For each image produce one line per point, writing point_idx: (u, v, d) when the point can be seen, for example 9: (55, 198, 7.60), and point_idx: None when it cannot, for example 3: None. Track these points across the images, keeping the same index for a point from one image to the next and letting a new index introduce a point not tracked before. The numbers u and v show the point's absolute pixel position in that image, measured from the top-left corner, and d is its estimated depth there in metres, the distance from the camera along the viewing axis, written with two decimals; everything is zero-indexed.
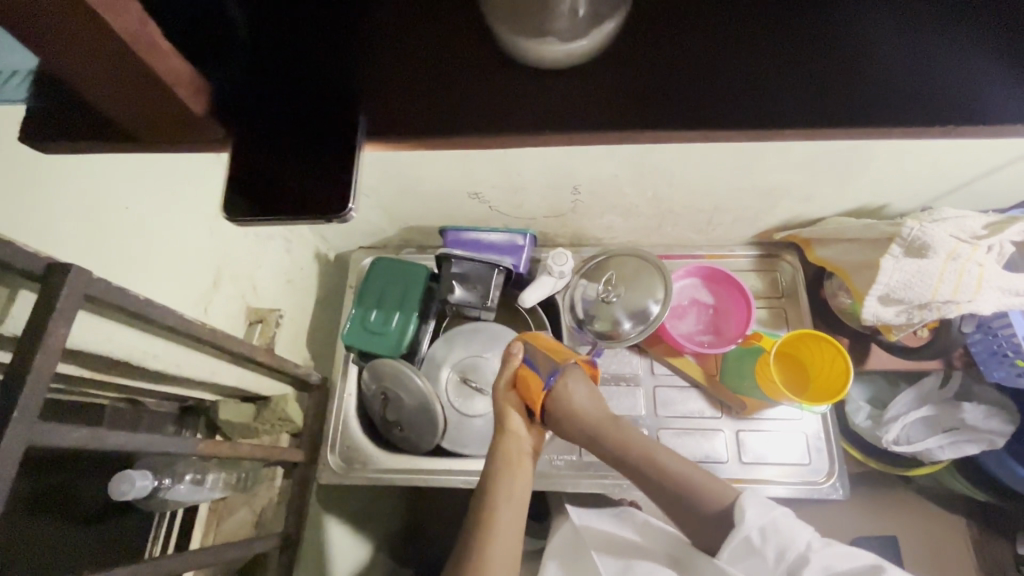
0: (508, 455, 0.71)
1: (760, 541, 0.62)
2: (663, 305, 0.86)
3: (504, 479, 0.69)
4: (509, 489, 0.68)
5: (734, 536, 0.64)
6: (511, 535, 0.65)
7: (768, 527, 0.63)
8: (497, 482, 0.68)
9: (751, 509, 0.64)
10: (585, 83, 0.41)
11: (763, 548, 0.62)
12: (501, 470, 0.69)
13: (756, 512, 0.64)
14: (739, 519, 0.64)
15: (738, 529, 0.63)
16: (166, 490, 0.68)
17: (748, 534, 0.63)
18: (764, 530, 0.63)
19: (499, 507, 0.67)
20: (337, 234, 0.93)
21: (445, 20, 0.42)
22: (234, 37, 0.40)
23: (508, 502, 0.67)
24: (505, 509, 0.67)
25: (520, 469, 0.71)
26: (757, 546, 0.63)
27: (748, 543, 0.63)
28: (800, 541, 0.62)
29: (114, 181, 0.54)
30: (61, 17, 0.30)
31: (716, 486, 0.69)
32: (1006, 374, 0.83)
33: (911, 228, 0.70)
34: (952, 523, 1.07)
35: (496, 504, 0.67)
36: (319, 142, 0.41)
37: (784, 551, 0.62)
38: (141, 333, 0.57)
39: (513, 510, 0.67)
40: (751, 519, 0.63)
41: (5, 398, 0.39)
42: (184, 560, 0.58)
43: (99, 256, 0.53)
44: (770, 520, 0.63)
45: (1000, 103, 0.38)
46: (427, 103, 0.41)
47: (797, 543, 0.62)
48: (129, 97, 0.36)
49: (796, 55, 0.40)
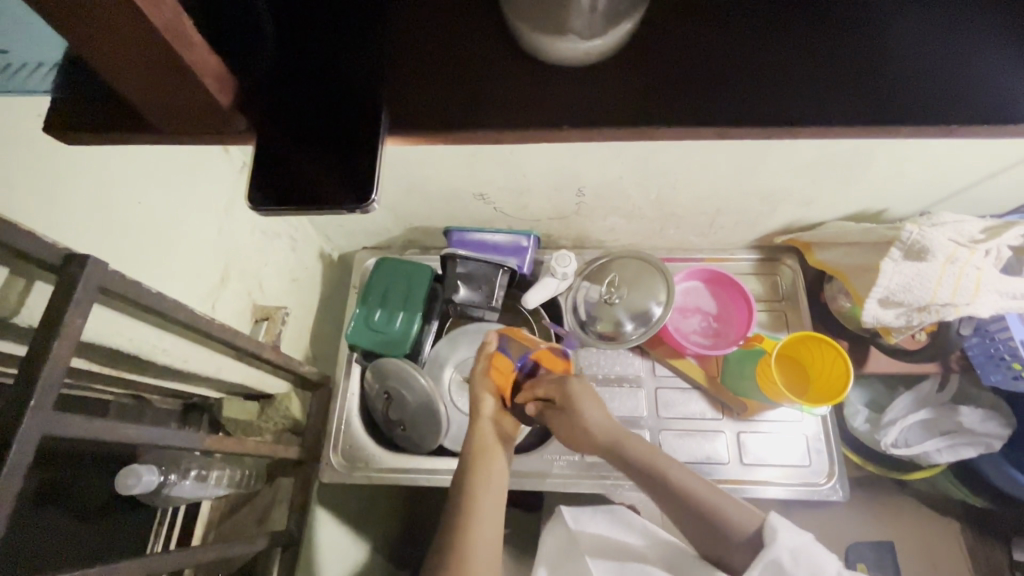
0: (486, 443, 0.75)
1: (792, 564, 0.58)
2: (665, 306, 0.88)
3: (484, 467, 0.71)
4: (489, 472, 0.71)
5: (765, 558, 0.59)
6: (491, 519, 0.66)
7: (801, 551, 0.59)
8: (478, 467, 0.71)
9: (783, 530, 0.60)
10: (600, 83, 0.43)
11: (796, 573, 0.58)
12: (483, 454, 0.73)
13: (789, 534, 0.60)
14: (771, 538, 0.60)
15: (768, 549, 0.59)
16: (172, 487, 0.68)
17: (779, 557, 0.59)
18: (796, 555, 0.58)
19: (478, 497, 0.68)
20: (342, 234, 0.94)
21: (465, 20, 0.44)
22: (258, 35, 0.42)
23: (489, 489, 0.69)
24: (488, 495, 0.69)
25: (499, 455, 0.74)
26: (788, 570, 0.58)
27: (777, 567, 0.59)
28: (829, 570, 0.59)
29: (130, 175, 0.55)
30: (99, 9, 0.31)
31: (733, 506, 0.65)
32: (1002, 378, 0.84)
33: (911, 232, 0.71)
34: (949, 529, 1.07)
35: (477, 489, 0.69)
36: (339, 137, 0.42)
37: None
38: (152, 327, 0.57)
39: (494, 498, 0.69)
40: (782, 541, 0.59)
41: (21, 386, 0.39)
42: (190, 556, 0.58)
43: (114, 248, 0.54)
44: (802, 544, 0.59)
45: (995, 106, 0.41)
46: (447, 101, 0.43)
47: (826, 570, 0.58)
48: (158, 89, 0.38)
49: (801, 59, 0.42)
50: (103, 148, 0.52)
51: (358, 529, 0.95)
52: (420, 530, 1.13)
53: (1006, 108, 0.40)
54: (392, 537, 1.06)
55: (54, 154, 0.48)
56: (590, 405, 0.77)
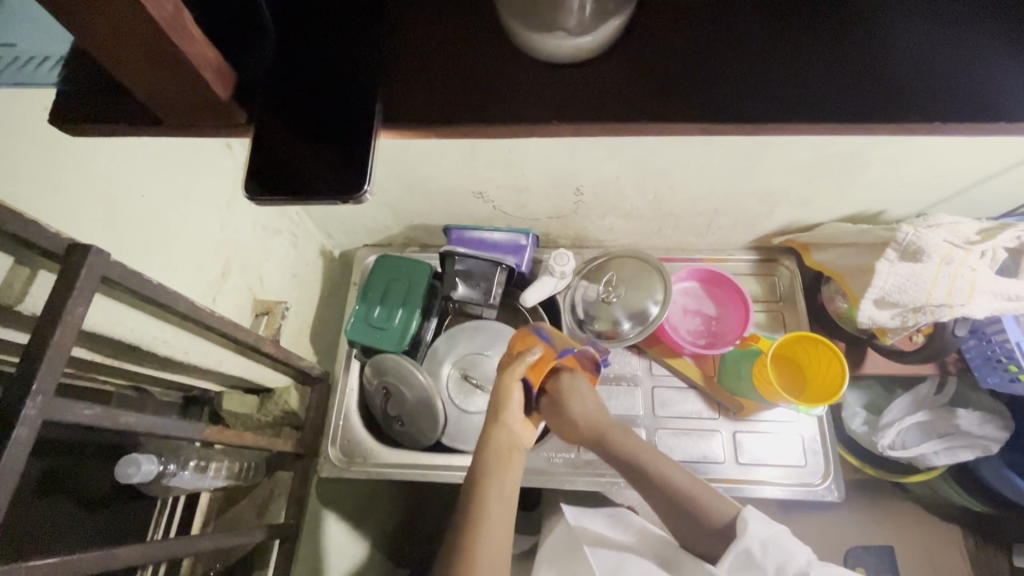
0: (501, 452, 0.66)
1: (760, 554, 0.63)
2: (662, 306, 0.88)
3: (495, 480, 0.63)
4: (503, 482, 0.64)
5: (734, 548, 0.64)
6: (499, 533, 0.60)
7: (769, 542, 0.63)
8: (488, 477, 0.63)
9: (753, 521, 0.64)
10: (590, 82, 0.44)
11: (763, 561, 0.63)
12: (493, 464, 0.65)
13: (759, 526, 0.64)
14: (742, 530, 0.64)
15: (739, 541, 0.64)
16: (171, 477, 0.71)
17: (749, 548, 0.63)
18: (766, 546, 0.63)
19: (489, 502, 0.62)
20: (343, 231, 0.95)
21: (461, 21, 0.46)
22: (268, 34, 0.44)
23: (499, 502, 0.62)
24: (493, 512, 0.61)
25: (512, 466, 0.66)
26: (758, 560, 0.63)
27: (747, 556, 0.64)
28: (798, 558, 0.63)
29: (135, 171, 0.57)
30: (105, 8, 0.32)
31: (716, 499, 0.69)
32: (999, 380, 0.84)
33: (906, 233, 0.71)
34: (949, 534, 1.06)
35: (488, 496, 0.62)
36: (336, 130, 0.42)
37: (783, 566, 0.62)
38: (154, 319, 0.58)
39: (503, 514, 0.62)
40: (752, 533, 0.64)
41: (23, 372, 0.40)
42: (187, 543, 0.59)
43: (117, 238, 0.55)
44: (771, 534, 0.64)
45: (981, 105, 0.41)
46: (444, 98, 0.44)
47: (794, 559, 0.63)
48: (162, 84, 0.39)
49: (789, 56, 0.43)
50: (107, 141, 0.53)
51: (356, 525, 0.95)
52: (417, 528, 1.13)
53: (992, 108, 0.41)
54: (390, 535, 1.07)
55: (58, 145, 0.49)
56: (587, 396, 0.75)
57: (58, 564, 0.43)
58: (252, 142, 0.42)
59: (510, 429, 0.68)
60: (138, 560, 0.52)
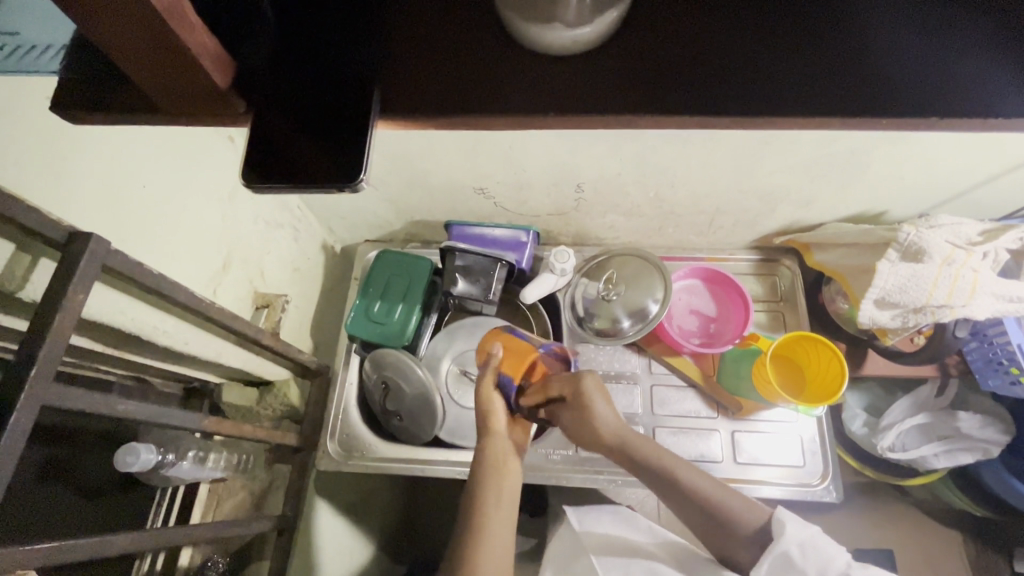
0: (494, 459, 0.68)
1: (799, 557, 0.59)
2: (662, 305, 0.87)
3: (491, 487, 0.65)
4: (501, 488, 0.65)
5: (774, 551, 0.60)
6: (499, 535, 0.61)
7: (808, 543, 0.60)
8: (483, 484, 0.66)
9: (790, 521, 0.61)
10: (588, 73, 0.44)
11: (804, 565, 0.59)
12: (489, 472, 0.67)
13: (796, 528, 0.61)
14: (778, 533, 0.61)
15: (777, 544, 0.60)
16: (169, 467, 0.72)
17: (787, 551, 0.60)
18: (804, 548, 0.60)
19: (487, 510, 0.63)
20: (344, 226, 0.95)
21: (459, 14, 0.46)
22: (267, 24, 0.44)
23: (497, 508, 0.64)
24: (493, 518, 0.63)
25: (507, 472, 0.67)
26: (798, 563, 0.59)
27: (786, 560, 0.60)
28: (839, 559, 0.60)
29: (136, 160, 0.57)
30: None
31: (742, 504, 0.66)
32: (1000, 383, 0.84)
33: (907, 233, 0.71)
34: (950, 539, 1.06)
35: (487, 506, 0.63)
36: (334, 122, 0.43)
37: (823, 568, 0.59)
38: (155, 308, 0.59)
39: (503, 519, 0.63)
40: (790, 535, 0.60)
41: (23, 358, 0.41)
42: (185, 533, 0.59)
43: (120, 228, 0.55)
44: (809, 536, 0.60)
45: (973, 101, 0.41)
46: (442, 90, 0.45)
47: (836, 562, 0.59)
48: (163, 72, 0.39)
49: (786, 52, 0.43)
50: (109, 130, 0.54)
51: (354, 520, 0.95)
52: (415, 525, 1.14)
53: (985, 105, 0.41)
54: (388, 530, 1.07)
55: (59, 133, 0.49)
56: (599, 401, 0.72)
57: (54, 549, 0.44)
58: (250, 132, 0.43)
59: (504, 436, 0.71)
60: (134, 548, 0.52)
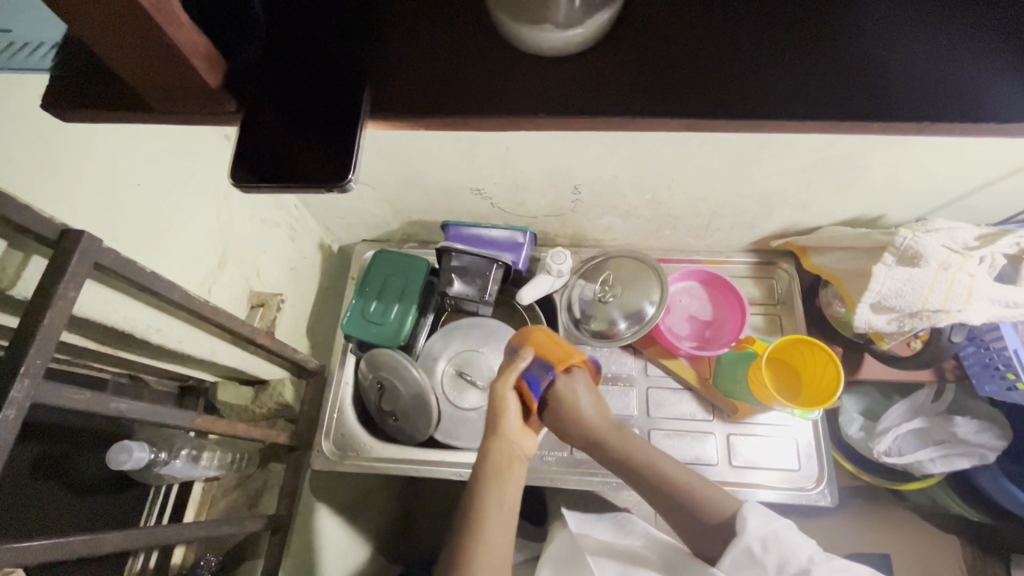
0: (499, 462, 0.66)
1: (761, 551, 0.61)
2: (658, 307, 0.88)
3: (493, 490, 0.63)
4: (503, 489, 0.64)
5: (735, 546, 0.63)
6: (497, 532, 0.61)
7: (769, 538, 0.62)
8: (486, 487, 0.64)
9: (752, 518, 0.63)
10: (582, 73, 0.45)
11: (764, 559, 0.61)
12: (492, 473, 0.65)
13: (758, 522, 0.63)
14: (741, 528, 0.63)
15: (738, 538, 0.63)
16: (161, 465, 0.72)
17: (749, 545, 0.62)
18: (766, 543, 0.62)
19: (488, 515, 0.61)
20: (341, 225, 0.95)
21: (453, 13, 0.46)
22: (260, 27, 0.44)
23: (499, 512, 0.62)
24: (491, 519, 0.62)
25: (510, 475, 0.66)
26: (759, 557, 0.61)
27: (749, 554, 0.62)
28: (802, 553, 0.61)
29: (128, 159, 0.57)
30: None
31: (717, 498, 0.68)
32: (997, 389, 0.83)
33: (904, 237, 0.70)
34: (947, 543, 1.05)
35: (488, 510, 0.62)
36: (326, 123, 0.43)
37: (784, 562, 0.60)
38: (148, 307, 0.59)
39: (502, 521, 0.62)
40: (751, 530, 0.62)
41: (13, 355, 0.41)
42: (177, 531, 0.59)
43: (113, 225, 0.55)
44: (771, 531, 0.62)
45: (962, 107, 0.42)
46: (435, 90, 0.45)
47: (798, 555, 0.61)
48: (153, 71, 0.40)
49: (781, 54, 0.43)
50: (104, 126, 0.54)
51: (349, 520, 0.95)
52: (411, 525, 1.14)
53: (974, 110, 0.41)
54: (384, 531, 1.06)
55: (53, 131, 0.49)
56: (584, 395, 0.74)
57: (43, 547, 0.43)
58: (242, 130, 0.43)
59: (511, 438, 0.68)
60: (125, 546, 0.52)
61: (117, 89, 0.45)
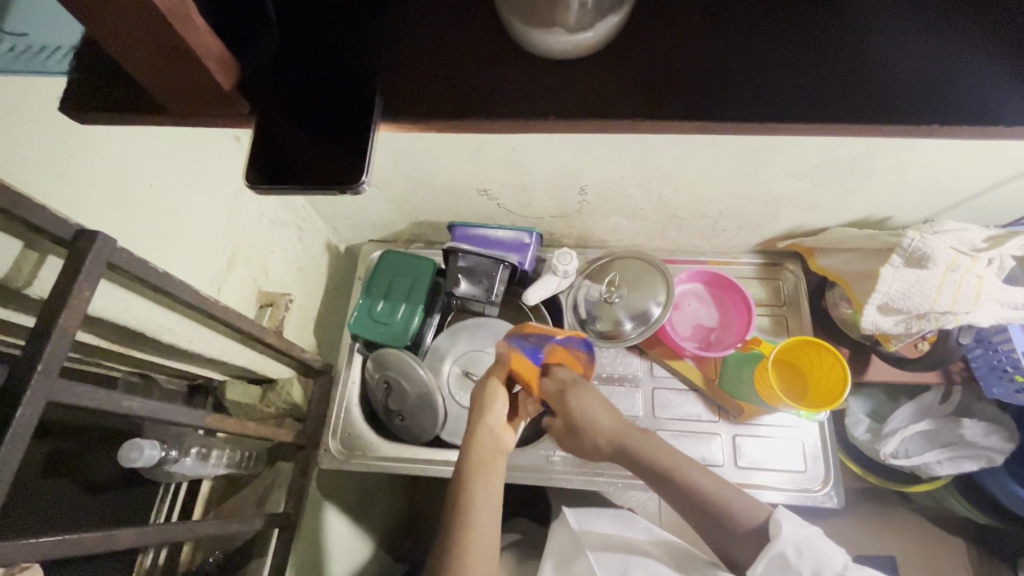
0: (483, 453, 0.67)
1: (796, 557, 0.60)
2: (664, 307, 0.88)
3: (477, 479, 0.64)
4: (488, 477, 0.65)
5: (771, 551, 0.61)
6: (485, 522, 0.61)
7: (805, 544, 0.60)
8: (472, 476, 0.64)
9: (788, 523, 0.61)
10: (591, 75, 0.45)
11: (800, 565, 0.60)
12: (477, 463, 0.66)
13: (793, 528, 0.61)
14: (775, 533, 0.61)
15: (773, 543, 0.61)
16: (172, 463, 0.72)
17: (785, 550, 0.60)
18: (801, 549, 0.60)
19: (476, 505, 0.62)
20: (348, 226, 0.96)
21: (463, 16, 0.47)
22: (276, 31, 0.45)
23: (487, 502, 0.63)
24: (478, 510, 0.61)
25: (495, 466, 0.67)
26: (793, 564, 0.60)
27: (782, 560, 0.60)
28: (834, 560, 0.60)
29: (140, 160, 0.57)
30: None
31: (741, 501, 0.66)
32: (1005, 391, 0.83)
33: (912, 238, 0.71)
34: (954, 546, 1.05)
35: (474, 499, 0.62)
36: (337, 126, 0.44)
37: (818, 569, 0.60)
38: (159, 306, 0.59)
39: (490, 510, 0.62)
40: (786, 535, 0.61)
41: (31, 352, 0.41)
42: (187, 528, 0.59)
43: (126, 226, 0.56)
44: (806, 536, 0.61)
45: (974, 110, 0.41)
46: (445, 92, 0.45)
47: (830, 561, 0.60)
48: (168, 73, 0.40)
49: (788, 58, 0.44)
50: (118, 128, 0.55)
51: (355, 518, 0.96)
52: (416, 524, 1.14)
53: (985, 113, 0.41)
54: (389, 529, 1.07)
55: (68, 132, 0.50)
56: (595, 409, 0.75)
57: (57, 543, 0.44)
58: (255, 134, 0.44)
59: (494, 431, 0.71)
60: (136, 543, 0.52)
61: (132, 92, 0.46)
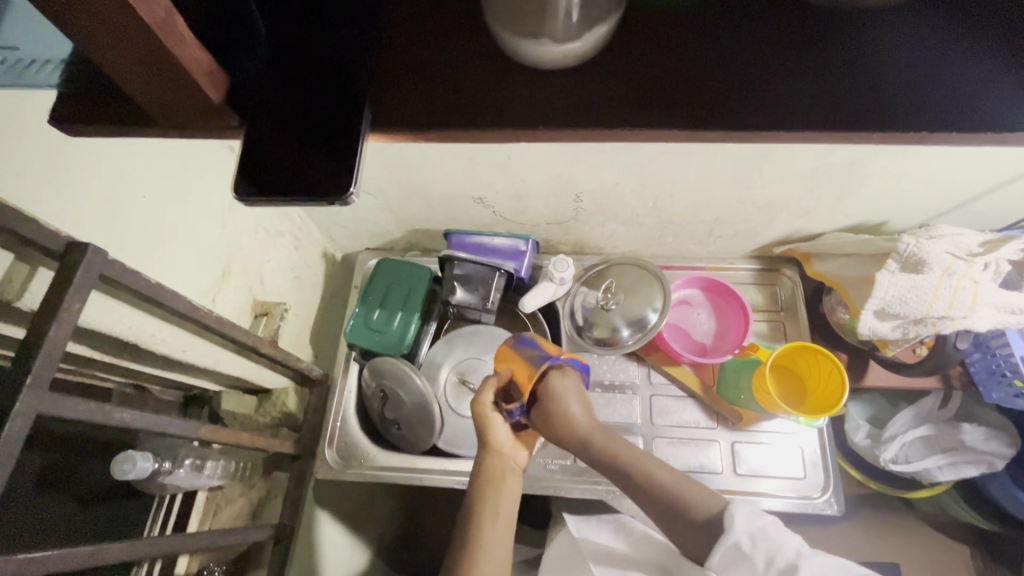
0: (494, 471, 0.69)
1: (750, 548, 0.57)
2: (661, 314, 0.88)
3: (486, 522, 0.64)
4: (494, 510, 0.65)
5: (722, 543, 0.58)
6: (495, 562, 0.62)
7: (758, 535, 0.58)
8: (479, 516, 0.64)
9: (739, 514, 0.59)
10: (580, 85, 0.45)
11: (752, 556, 0.57)
12: (481, 491, 0.67)
13: (744, 518, 0.59)
14: (727, 525, 0.59)
15: (726, 535, 0.58)
16: (165, 475, 0.74)
17: (738, 542, 0.58)
18: (754, 539, 0.58)
19: (484, 525, 0.64)
20: (344, 234, 0.96)
21: (457, 28, 0.47)
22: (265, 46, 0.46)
23: (494, 523, 0.64)
24: (490, 552, 0.62)
25: (504, 490, 0.67)
26: (746, 555, 0.57)
27: (736, 552, 0.58)
28: (788, 549, 0.58)
29: (135, 171, 0.58)
30: (109, 18, 0.34)
31: (709, 496, 0.63)
32: (1004, 395, 0.82)
33: (907, 244, 0.70)
34: (957, 553, 1.04)
35: (483, 519, 0.64)
36: (329, 138, 0.44)
37: (773, 559, 0.57)
38: (150, 316, 0.59)
39: (501, 531, 0.64)
40: (739, 527, 0.58)
41: (20, 365, 0.41)
42: (179, 541, 0.58)
43: (120, 239, 0.56)
44: (759, 527, 0.58)
45: (973, 115, 0.42)
46: (444, 102, 0.45)
47: (785, 551, 0.58)
48: (162, 88, 0.41)
49: (775, 64, 0.44)
50: (114, 140, 0.55)
51: (353, 528, 0.95)
52: (416, 534, 1.14)
53: (983, 117, 0.42)
54: (387, 539, 1.06)
55: (58, 146, 0.50)
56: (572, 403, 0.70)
57: (45, 558, 0.43)
58: (244, 144, 0.45)
59: (503, 453, 0.71)
60: (128, 557, 0.52)
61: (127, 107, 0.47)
